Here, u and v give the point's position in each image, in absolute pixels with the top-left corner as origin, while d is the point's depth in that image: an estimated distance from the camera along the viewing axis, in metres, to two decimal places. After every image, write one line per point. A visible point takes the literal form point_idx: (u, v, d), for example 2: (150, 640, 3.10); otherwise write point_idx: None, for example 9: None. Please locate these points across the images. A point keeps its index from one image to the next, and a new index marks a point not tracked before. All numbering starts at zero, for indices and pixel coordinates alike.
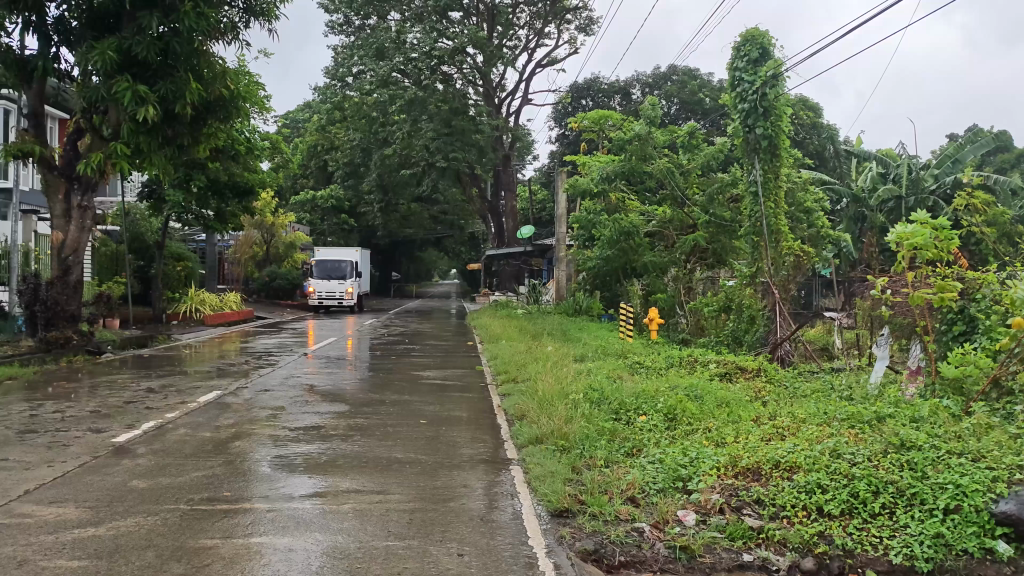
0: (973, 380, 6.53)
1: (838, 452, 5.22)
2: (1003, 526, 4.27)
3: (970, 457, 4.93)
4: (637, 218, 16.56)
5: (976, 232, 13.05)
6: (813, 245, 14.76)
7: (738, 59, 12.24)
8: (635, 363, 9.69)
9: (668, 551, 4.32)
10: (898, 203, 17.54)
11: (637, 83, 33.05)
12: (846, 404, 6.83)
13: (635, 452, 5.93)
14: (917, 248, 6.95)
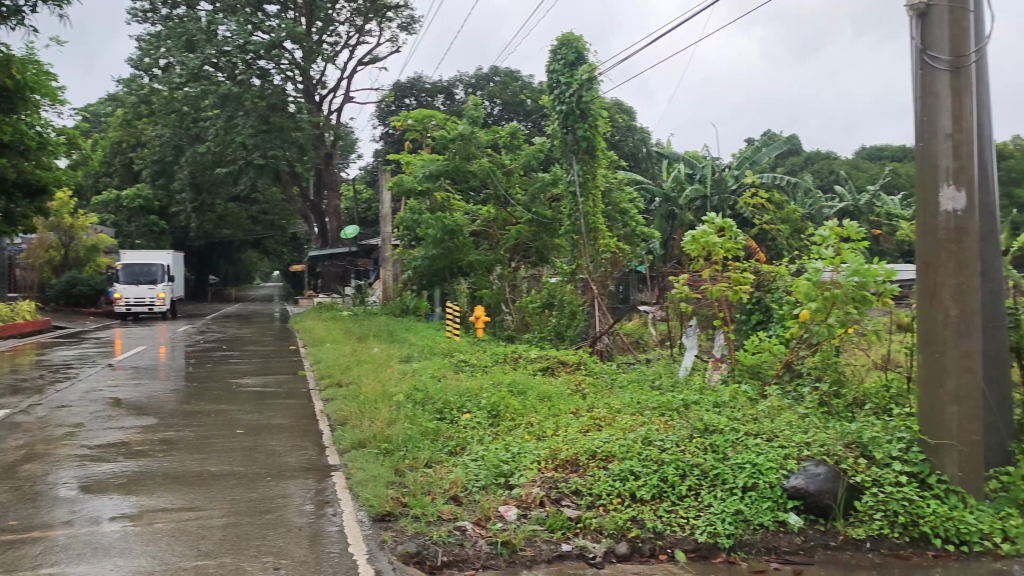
0: (768, 365, 7.08)
1: (649, 439, 5.48)
2: (794, 499, 4.66)
3: (764, 437, 5.32)
4: (461, 217, 16.74)
5: (771, 229, 14.19)
6: (628, 243, 15.47)
7: (555, 62, 12.52)
8: (460, 362, 9.76)
9: (490, 547, 4.35)
10: (704, 203, 18.77)
11: (460, 83, 33.31)
12: (657, 393, 7.20)
13: (458, 451, 5.96)
14: (709, 249, 7.48)
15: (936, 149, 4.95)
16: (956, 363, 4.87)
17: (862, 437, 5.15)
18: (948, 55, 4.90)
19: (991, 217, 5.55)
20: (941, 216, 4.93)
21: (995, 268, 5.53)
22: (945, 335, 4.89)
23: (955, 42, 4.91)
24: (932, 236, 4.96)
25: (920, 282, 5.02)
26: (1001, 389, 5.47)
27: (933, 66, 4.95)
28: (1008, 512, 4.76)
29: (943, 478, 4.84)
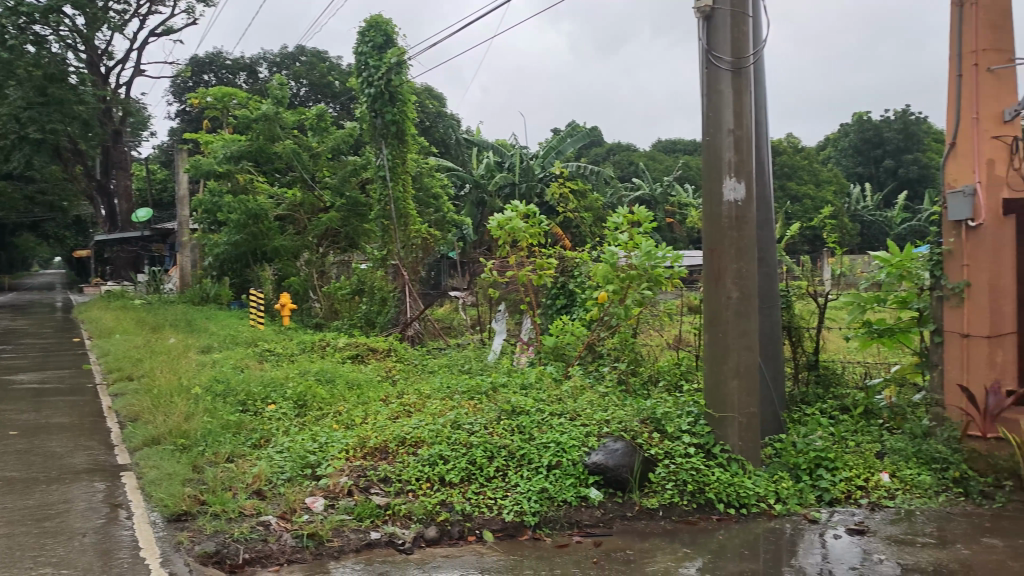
0: (571, 347, 7.35)
1: (458, 423, 5.54)
2: (594, 475, 4.89)
3: (567, 416, 5.53)
4: (266, 200, 16.03)
5: (575, 216, 14.73)
6: (439, 229, 15.52)
7: (362, 44, 12.28)
8: (265, 351, 9.41)
9: (295, 540, 4.23)
10: (513, 189, 19.17)
11: (264, 61, 31.93)
12: (467, 377, 7.31)
13: (262, 443, 5.75)
14: (515, 234, 7.65)
15: (719, 143, 5.32)
16: (736, 342, 5.29)
17: (655, 413, 5.48)
18: (730, 56, 5.28)
19: (766, 208, 6.09)
20: (724, 206, 5.32)
21: (770, 254, 6.06)
22: (728, 317, 5.30)
23: (735, 45, 5.30)
24: (717, 225, 5.34)
25: (706, 267, 5.39)
26: (774, 364, 6.03)
27: (716, 65, 5.31)
28: (780, 475, 5.26)
29: (726, 448, 5.26)
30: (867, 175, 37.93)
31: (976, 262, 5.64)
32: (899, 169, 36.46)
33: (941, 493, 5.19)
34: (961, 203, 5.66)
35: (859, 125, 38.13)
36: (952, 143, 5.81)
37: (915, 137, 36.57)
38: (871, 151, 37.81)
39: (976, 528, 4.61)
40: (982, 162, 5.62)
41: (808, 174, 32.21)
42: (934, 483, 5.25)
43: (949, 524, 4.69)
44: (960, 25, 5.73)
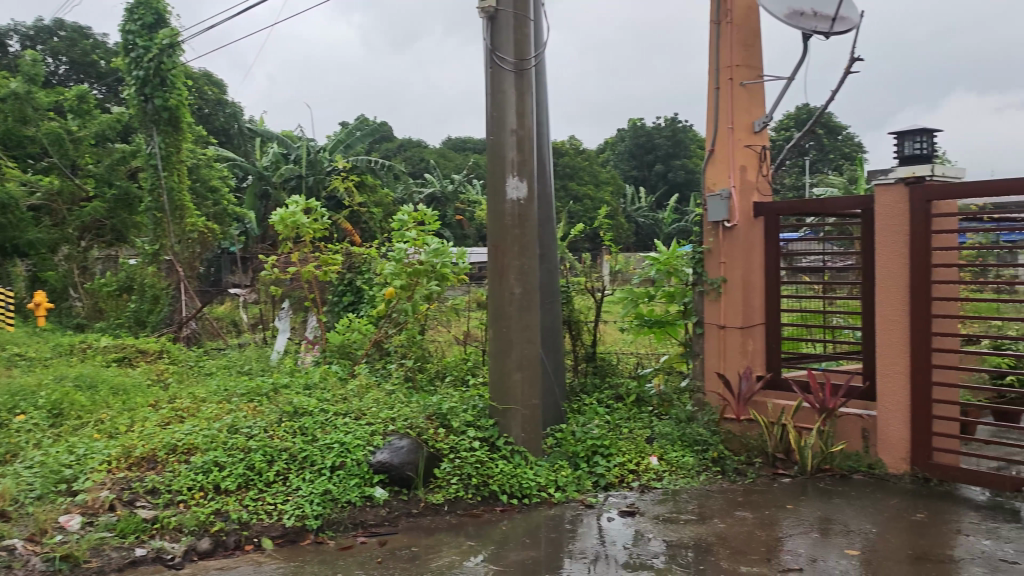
0: (358, 345, 7.21)
1: (235, 427, 5.26)
2: (379, 474, 4.84)
3: (352, 415, 5.43)
4: (16, 188, 14.24)
5: (362, 212, 14.54)
6: (219, 223, 14.59)
7: (129, 22, 11.32)
8: (14, 355, 8.46)
9: (46, 564, 3.84)
10: (300, 182, 18.22)
11: (14, 32, 28.35)
12: (247, 378, 6.97)
13: (7, 459, 5.15)
14: (299, 229, 7.41)
15: (503, 142, 5.43)
16: (519, 336, 5.44)
17: (441, 408, 5.51)
18: (513, 58, 5.40)
19: (548, 206, 6.31)
20: (508, 204, 5.43)
21: (551, 251, 6.30)
22: (511, 312, 5.43)
23: (518, 47, 5.43)
24: (500, 222, 5.45)
25: (491, 263, 5.49)
26: (555, 356, 6.28)
27: (500, 65, 5.41)
28: (560, 464, 5.48)
29: (509, 440, 5.40)
30: (641, 178, 40.44)
31: (731, 260, 6.18)
32: (669, 173, 39.24)
33: (702, 472, 5.63)
34: (718, 205, 6.13)
35: (635, 131, 40.62)
36: (711, 149, 6.30)
37: (682, 143, 39.56)
38: (643, 156, 40.40)
39: (730, 503, 5.05)
40: (735, 168, 6.15)
41: (588, 175, 33.83)
42: (696, 463, 5.69)
43: (708, 501, 5.10)
44: (717, 41, 6.23)
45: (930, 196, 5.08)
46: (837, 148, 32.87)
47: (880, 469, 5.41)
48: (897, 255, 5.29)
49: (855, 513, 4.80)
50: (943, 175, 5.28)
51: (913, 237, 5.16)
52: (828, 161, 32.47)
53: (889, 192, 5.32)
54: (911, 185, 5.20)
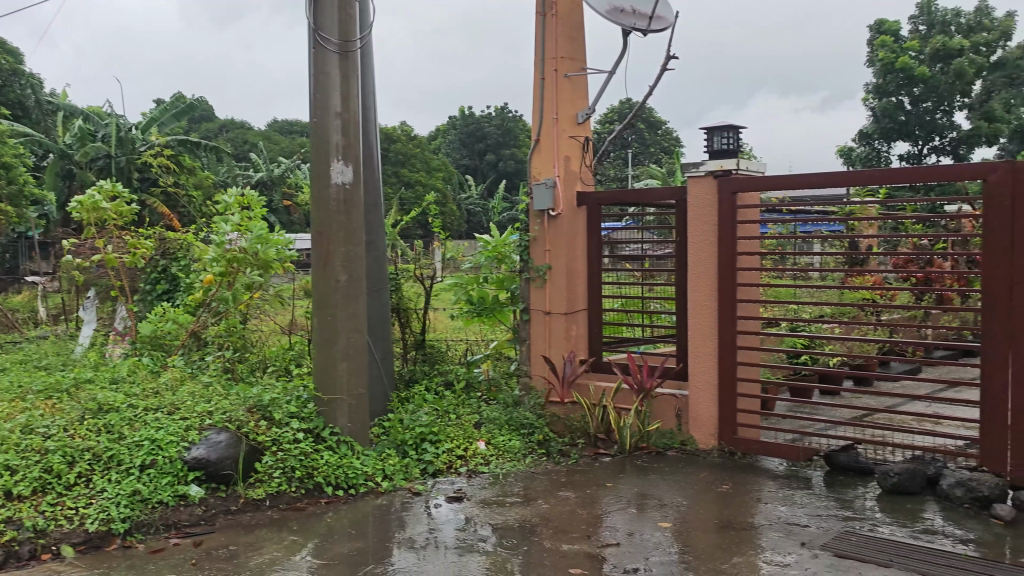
0: (172, 336, 6.79)
1: (31, 426, 4.76)
2: (195, 471, 4.62)
3: (165, 410, 5.11)
4: None
5: (177, 196, 13.69)
6: (12, 205, 13.34)
7: None
8: None
9: None
10: (108, 162, 16.50)
11: None
12: (44, 373, 6.40)
13: None
14: (104, 212, 6.89)
15: (327, 125, 5.28)
16: (345, 324, 5.34)
17: (262, 400, 5.30)
18: (337, 38, 5.25)
19: (375, 192, 6.21)
20: (332, 189, 5.29)
21: (379, 236, 6.21)
22: (337, 300, 5.31)
23: (342, 28, 5.28)
24: (324, 207, 5.30)
25: (315, 249, 5.34)
26: (383, 344, 6.21)
27: (323, 46, 5.25)
28: (388, 452, 5.44)
29: (336, 431, 5.30)
30: (472, 166, 40.71)
31: (555, 247, 6.38)
32: (499, 163, 39.74)
33: (528, 455, 5.76)
34: (544, 194, 6.29)
35: (465, 119, 40.83)
36: (536, 138, 6.43)
37: (511, 132, 40.24)
38: (474, 145, 40.67)
39: (554, 483, 5.20)
40: (560, 158, 6.31)
41: (419, 162, 33.66)
42: (521, 446, 5.81)
43: (533, 482, 5.22)
44: (543, 33, 6.35)
45: (736, 188, 5.42)
46: (657, 142, 34.63)
47: (691, 445, 5.75)
48: (707, 243, 5.63)
49: (669, 487, 5.07)
50: (746, 169, 5.65)
51: (721, 226, 5.50)
52: (649, 154, 34.12)
53: (700, 184, 5.64)
54: (719, 178, 5.54)
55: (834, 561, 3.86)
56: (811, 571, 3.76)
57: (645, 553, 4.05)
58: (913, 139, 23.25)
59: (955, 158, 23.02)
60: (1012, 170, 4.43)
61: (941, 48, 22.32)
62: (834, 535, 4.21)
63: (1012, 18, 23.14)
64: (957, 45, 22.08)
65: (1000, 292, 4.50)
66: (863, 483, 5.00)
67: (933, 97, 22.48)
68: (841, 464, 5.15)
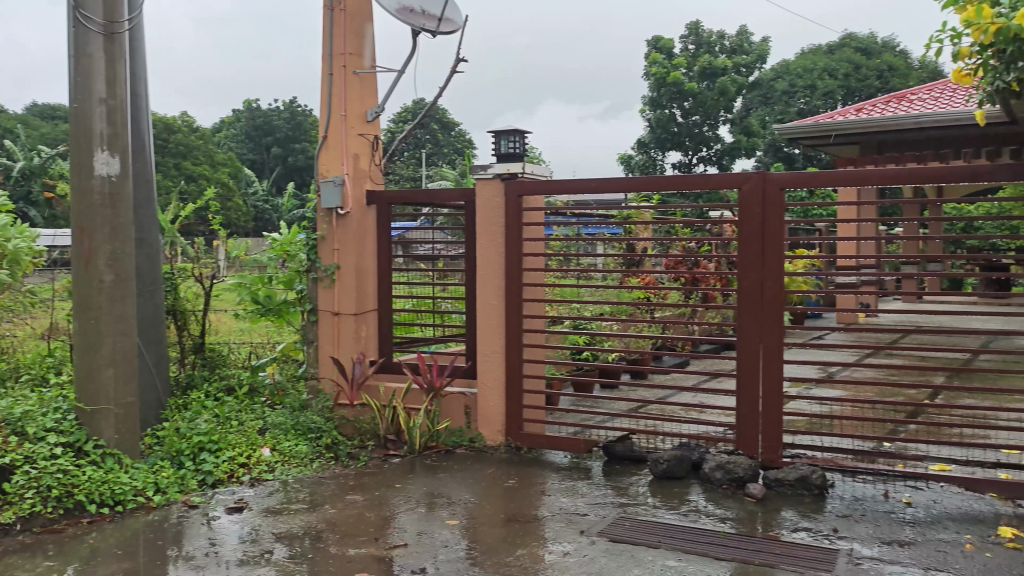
0: None
1: None
2: None
3: None
4: None
5: None
6: None
7: None
8: None
9: None
10: None
11: None
12: None
13: None
14: None
15: (89, 113, 4.85)
16: (112, 328, 4.93)
17: (13, 413, 4.76)
18: (101, 18, 4.82)
19: (147, 185, 5.79)
20: (96, 180, 4.87)
21: (151, 233, 5.79)
22: (101, 302, 4.89)
23: (107, 8, 4.85)
24: (85, 201, 4.87)
25: (74, 245, 4.89)
26: (156, 349, 5.80)
27: (84, 25, 4.81)
28: (161, 465, 5.09)
29: (101, 443, 4.87)
30: (259, 160, 39.03)
31: (344, 246, 6.22)
32: (288, 157, 38.45)
33: (316, 459, 5.61)
34: (332, 192, 6.16)
35: (252, 112, 39.13)
36: (325, 134, 6.25)
37: (301, 127, 39.13)
38: (262, 138, 39.06)
39: (342, 488, 5.09)
40: (348, 155, 6.20)
41: (202, 154, 31.83)
42: (309, 451, 5.66)
43: (320, 488, 5.09)
44: (331, 28, 6.20)
45: (522, 192, 5.60)
46: (450, 143, 35.04)
47: (479, 442, 5.87)
48: (493, 245, 5.76)
49: (457, 485, 5.13)
50: (531, 173, 5.84)
51: (507, 229, 5.65)
52: (442, 154, 34.41)
53: (488, 186, 5.76)
54: (505, 181, 5.69)
55: (609, 546, 4.08)
56: (589, 557, 3.95)
57: (432, 552, 4.07)
58: (684, 149, 25.10)
59: (720, 167, 25.18)
60: (763, 180, 4.90)
61: (708, 67, 24.14)
62: (609, 521, 4.45)
63: (767, 44, 25.73)
64: (722, 64, 24.12)
65: (753, 292, 4.97)
66: (637, 471, 5.33)
67: (701, 109, 24.37)
68: (617, 454, 5.46)
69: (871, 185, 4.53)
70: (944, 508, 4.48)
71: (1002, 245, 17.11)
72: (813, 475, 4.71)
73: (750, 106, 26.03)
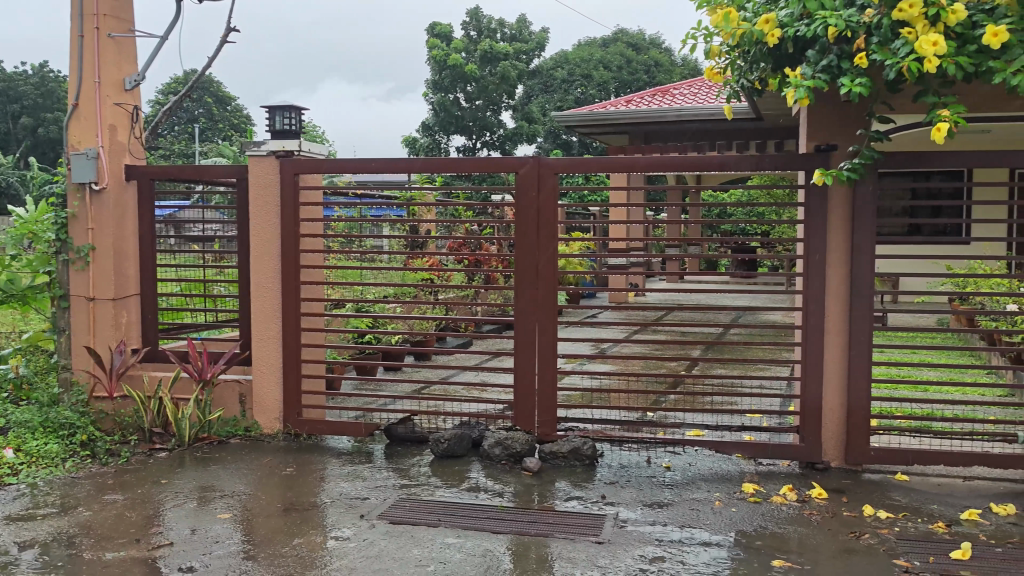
0: None
1: None
2: None
3: None
4: None
5: None
6: None
7: None
8: None
9: None
10: None
11: None
12: None
13: None
14: None
15: None
16: None
17: None
18: None
19: None
20: None
21: None
22: None
23: None
24: None
25: None
26: None
27: None
28: None
29: None
30: (3, 131, 34.89)
31: (99, 225, 5.74)
32: (39, 128, 34.77)
33: (68, 459, 5.13)
34: (84, 165, 5.62)
35: None
36: (74, 102, 5.68)
37: (52, 95, 35.58)
38: (6, 106, 35.01)
39: (99, 487, 4.70)
40: (103, 126, 5.69)
41: None
42: (61, 450, 5.16)
43: (73, 489, 4.66)
44: None
45: (298, 170, 5.39)
46: (225, 118, 33.10)
47: (256, 431, 5.64)
48: (267, 224, 5.52)
49: (230, 477, 4.90)
50: (309, 151, 5.65)
51: (284, 210, 5.44)
52: (218, 129, 32.54)
53: (261, 163, 5.50)
54: (280, 158, 5.46)
55: (389, 528, 4.07)
56: (368, 540, 3.92)
57: (202, 548, 3.86)
58: (468, 133, 25.41)
59: (502, 152, 25.79)
60: (538, 165, 5.05)
61: (488, 52, 24.73)
62: (390, 503, 4.44)
63: (546, 34, 26.79)
64: (502, 50, 24.75)
65: (529, 272, 5.13)
66: (419, 451, 5.35)
67: (483, 95, 24.84)
68: (398, 436, 5.45)
69: (635, 171, 4.80)
70: (698, 470, 4.89)
71: (750, 229, 18.96)
72: (584, 446, 4.96)
73: (531, 94, 26.84)
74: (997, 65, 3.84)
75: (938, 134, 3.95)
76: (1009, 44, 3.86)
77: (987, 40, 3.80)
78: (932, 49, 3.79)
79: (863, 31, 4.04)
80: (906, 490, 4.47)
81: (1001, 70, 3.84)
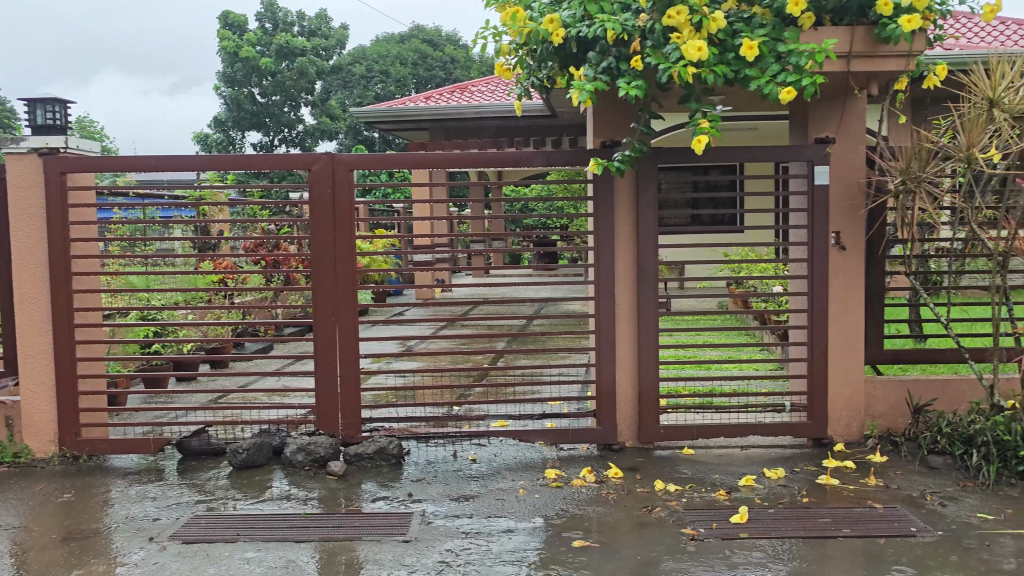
0: None
1: None
2: None
3: None
4: None
5: None
6: None
7: None
8: None
9: None
10: None
11: None
12: None
13: None
14: None
15: None
16: None
17: None
18: None
19: None
20: None
21: None
22: None
23: None
24: None
25: None
26: None
27: None
28: None
29: None
30: None
31: None
32: None
33: None
34: None
35: None
36: None
37: None
38: None
39: None
40: None
41: None
42: None
43: None
44: None
45: (65, 168, 4.94)
46: None
47: (26, 456, 5.12)
48: (30, 230, 5.02)
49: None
50: (77, 148, 5.19)
51: (49, 213, 4.97)
52: None
53: (22, 162, 4.99)
54: (44, 156, 4.98)
55: (181, 549, 3.83)
56: (159, 564, 3.67)
57: None
58: (265, 129, 24.55)
59: (302, 150, 25.10)
60: (333, 162, 4.93)
61: (285, 45, 24.10)
62: (183, 522, 4.17)
63: (345, 31, 26.44)
64: (300, 45, 24.39)
65: (327, 271, 5.00)
66: (216, 464, 5.08)
67: (279, 91, 24.11)
68: (193, 449, 5.15)
69: (431, 167, 4.79)
70: (503, 460, 4.98)
71: (549, 224, 19.65)
72: (390, 445, 4.91)
73: (330, 90, 26.34)
74: (754, 73, 4.20)
75: (700, 144, 4.24)
76: (762, 54, 4.24)
77: (743, 51, 4.15)
78: (697, 54, 4.06)
79: (637, 34, 4.27)
80: (692, 463, 4.78)
81: (757, 78, 4.21)
